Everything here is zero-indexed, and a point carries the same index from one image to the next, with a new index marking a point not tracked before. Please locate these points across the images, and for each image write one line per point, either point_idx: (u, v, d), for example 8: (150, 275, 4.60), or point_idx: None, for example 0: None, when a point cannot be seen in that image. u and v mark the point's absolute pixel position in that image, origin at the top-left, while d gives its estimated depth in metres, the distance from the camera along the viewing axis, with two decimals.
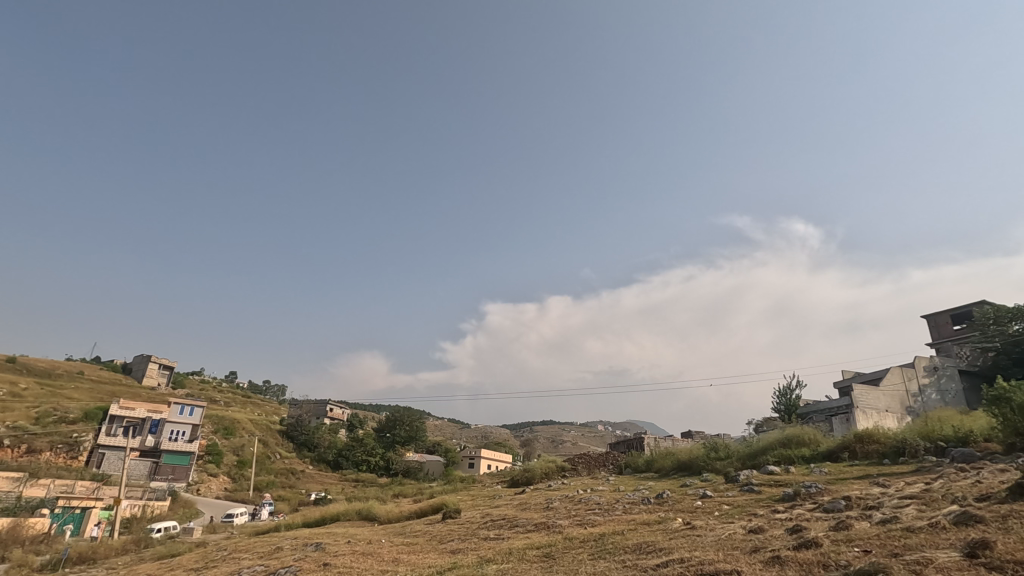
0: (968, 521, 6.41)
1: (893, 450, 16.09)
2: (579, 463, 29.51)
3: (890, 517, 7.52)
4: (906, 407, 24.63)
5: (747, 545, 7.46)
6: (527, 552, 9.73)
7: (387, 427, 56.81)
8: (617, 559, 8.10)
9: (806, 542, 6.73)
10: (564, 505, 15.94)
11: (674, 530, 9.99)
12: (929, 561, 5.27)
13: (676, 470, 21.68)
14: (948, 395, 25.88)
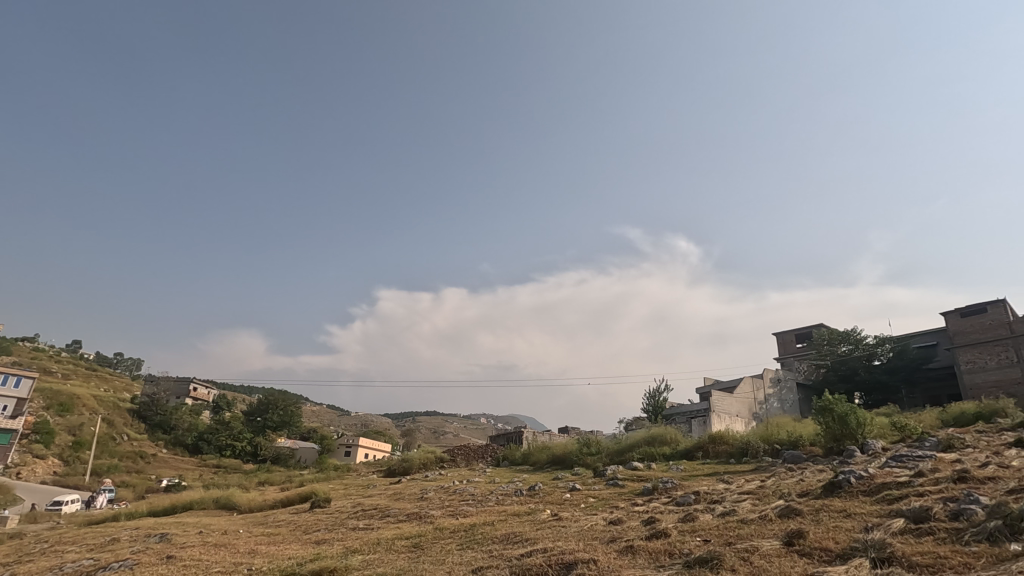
0: (790, 513, 7.35)
1: (738, 451, 18.02)
2: (458, 454, 29.69)
3: (729, 510, 8.43)
4: (753, 413, 27.66)
5: (605, 535, 7.95)
6: (395, 542, 9.61)
7: (258, 410, 53.38)
8: (484, 549, 8.25)
9: (656, 533, 7.33)
10: (439, 495, 15.99)
11: (541, 521, 10.43)
12: (755, 548, 5.96)
13: (550, 464, 22.55)
14: (786, 405, 29.46)
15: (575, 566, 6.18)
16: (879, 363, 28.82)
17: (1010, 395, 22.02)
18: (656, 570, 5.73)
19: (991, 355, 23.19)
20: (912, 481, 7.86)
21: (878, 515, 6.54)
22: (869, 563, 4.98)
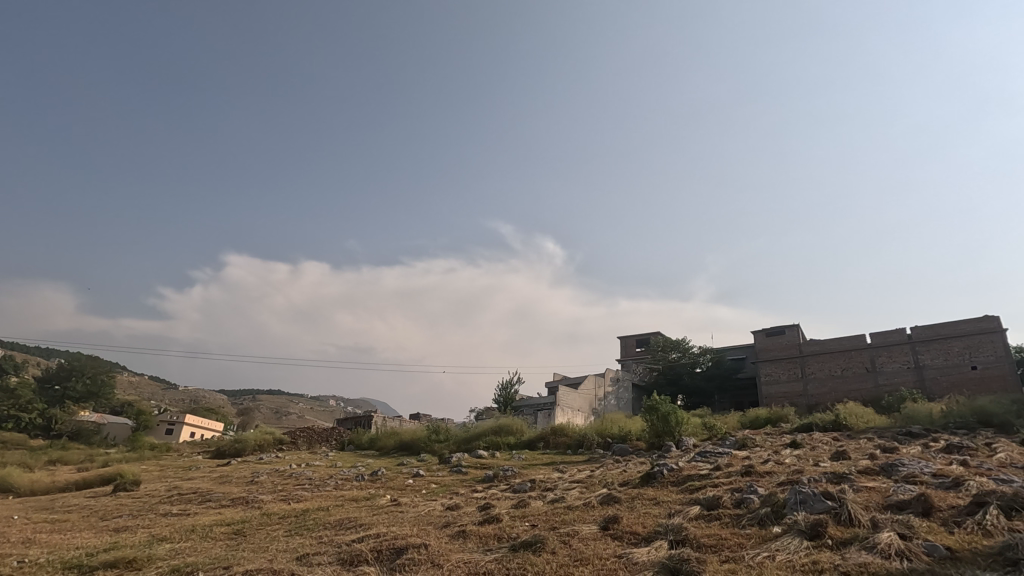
0: (610, 501, 8.08)
1: (575, 443, 19.35)
2: (299, 437, 28.07)
3: (558, 498, 9.03)
4: (592, 408, 29.86)
5: (440, 520, 8.06)
6: (214, 529, 8.80)
7: (56, 378, 45.59)
8: (314, 535, 7.90)
9: (489, 518, 7.60)
10: (271, 479, 14.98)
11: (379, 507, 10.26)
12: (575, 532, 6.46)
13: (396, 450, 22.26)
14: (622, 402, 32.29)
15: (405, 551, 6.16)
16: (700, 370, 32.76)
17: (794, 404, 26.36)
18: (483, 554, 5.94)
19: (784, 369, 27.52)
20: (711, 474, 9.07)
21: (680, 503, 7.46)
22: (667, 544, 5.64)
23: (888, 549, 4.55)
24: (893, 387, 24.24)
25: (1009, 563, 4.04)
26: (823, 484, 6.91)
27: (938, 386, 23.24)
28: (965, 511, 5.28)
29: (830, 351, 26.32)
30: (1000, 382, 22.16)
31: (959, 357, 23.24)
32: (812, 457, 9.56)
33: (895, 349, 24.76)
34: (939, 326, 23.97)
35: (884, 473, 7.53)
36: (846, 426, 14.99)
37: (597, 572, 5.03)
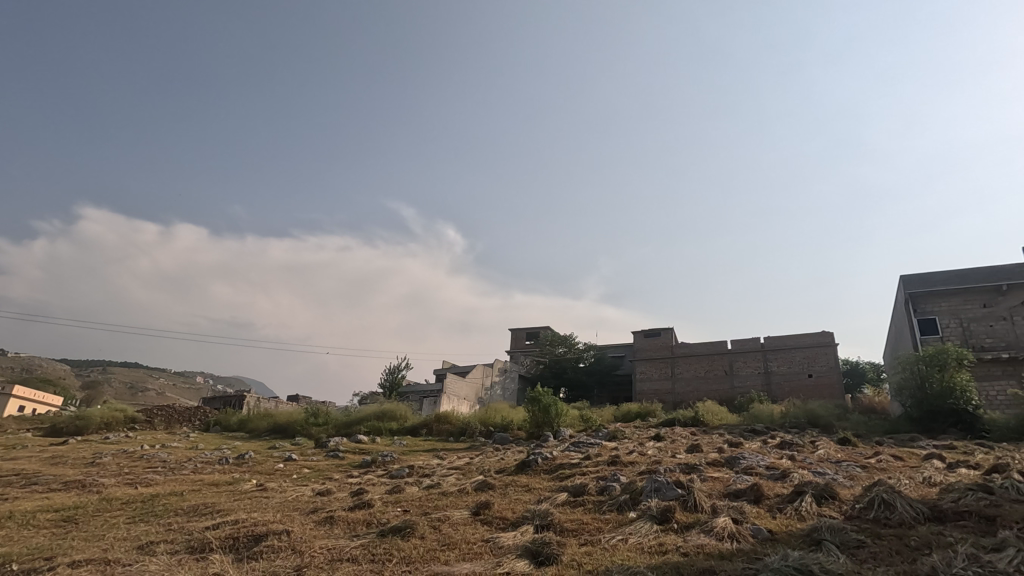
0: (484, 487, 8.26)
1: (458, 431, 19.49)
2: (155, 415, 25.49)
3: (434, 484, 9.06)
4: (478, 397, 30.25)
5: (308, 506, 7.74)
6: (38, 516, 7.74)
7: None
8: (162, 522, 7.24)
9: (361, 504, 7.44)
10: (117, 461, 13.47)
11: (242, 492, 9.63)
12: (446, 518, 6.52)
13: (269, 432, 21.00)
14: (507, 393, 33.03)
15: (264, 538, 5.84)
16: (583, 366, 34.42)
17: (662, 401, 28.60)
18: (349, 539, 5.80)
19: (657, 369, 29.74)
20: (581, 462, 9.61)
21: (549, 490, 7.82)
22: (533, 528, 5.89)
23: (723, 532, 5.11)
24: (746, 390, 27.14)
25: (814, 542, 4.72)
26: (676, 473, 7.60)
27: (781, 390, 26.38)
28: (787, 499, 6.08)
29: (697, 354, 28.85)
30: (829, 389, 25.64)
31: (800, 366, 26.54)
32: (670, 449, 10.47)
33: (750, 356, 27.70)
34: (787, 337, 27.18)
35: (727, 465, 8.45)
36: (703, 423, 16.56)
37: (463, 556, 5.13)
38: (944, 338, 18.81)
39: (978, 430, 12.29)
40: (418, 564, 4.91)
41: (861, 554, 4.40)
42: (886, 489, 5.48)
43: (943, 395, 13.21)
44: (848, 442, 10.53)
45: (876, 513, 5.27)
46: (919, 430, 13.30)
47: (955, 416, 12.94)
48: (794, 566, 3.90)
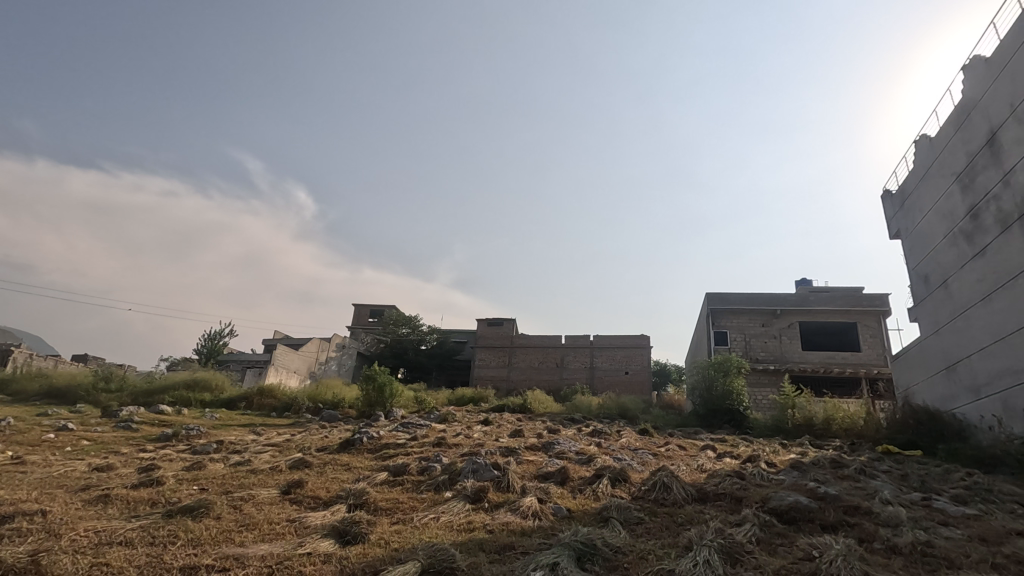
0: (300, 465, 7.83)
1: (282, 406, 18.21)
2: None
3: (244, 460, 8.35)
4: (310, 372, 28.57)
5: (78, 483, 6.62)
6: None
7: None
8: None
9: (148, 481, 6.57)
10: None
11: None
12: (250, 497, 6.05)
13: (39, 397, 17.53)
14: (342, 369, 31.69)
15: (10, 521, 4.87)
16: (424, 348, 34.39)
17: (497, 387, 29.75)
18: (125, 521, 5.09)
19: (495, 356, 30.82)
20: (406, 443, 9.60)
21: (370, 469, 7.67)
22: (345, 507, 5.75)
23: (527, 510, 5.49)
24: (572, 382, 29.39)
25: (603, 519, 5.28)
26: (495, 456, 7.96)
27: (601, 384, 29.02)
28: (587, 481, 6.73)
29: (534, 345, 30.49)
30: (640, 386, 28.84)
31: (619, 363, 29.46)
32: (495, 433, 10.94)
33: (580, 351, 30.02)
34: (612, 337, 29.96)
35: (543, 449, 9.08)
36: (530, 410, 17.56)
37: (262, 537, 4.81)
38: (731, 349, 22.21)
39: (744, 426, 14.78)
40: (207, 547, 4.49)
41: (639, 529, 5.02)
42: (667, 474, 6.34)
43: (723, 396, 15.64)
44: (647, 432, 11.94)
45: (656, 493, 6.07)
46: (702, 425, 15.58)
47: (730, 414, 15.40)
48: (582, 540, 4.32)
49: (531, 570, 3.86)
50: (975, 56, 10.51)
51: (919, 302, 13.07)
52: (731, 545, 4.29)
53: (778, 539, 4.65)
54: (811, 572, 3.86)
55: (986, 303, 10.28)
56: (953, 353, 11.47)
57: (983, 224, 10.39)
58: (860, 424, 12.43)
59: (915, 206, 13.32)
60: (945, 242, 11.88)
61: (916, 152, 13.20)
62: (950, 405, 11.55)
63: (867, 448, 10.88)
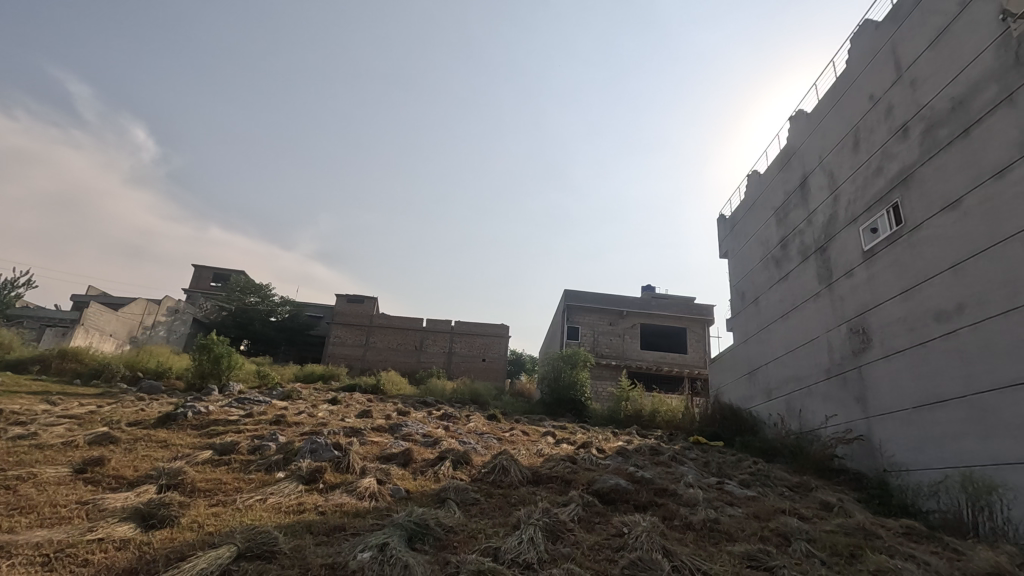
0: (103, 441, 6.83)
1: (90, 373, 15.72)
2: None
3: (28, 434, 7.07)
4: (131, 337, 25.03)
5: None
6: None
7: None
8: None
9: None
10: None
11: None
12: (31, 476, 5.14)
13: None
14: (173, 336, 28.24)
15: None
16: (274, 320, 31.96)
17: (350, 366, 28.68)
18: None
19: (351, 334, 29.64)
20: (239, 420, 8.85)
21: (191, 447, 6.94)
22: (155, 489, 5.14)
23: (364, 491, 5.37)
24: (429, 365, 29.32)
25: (439, 500, 5.36)
26: (338, 436, 7.67)
27: (458, 369, 29.38)
28: (430, 463, 6.78)
29: (394, 326, 29.89)
30: (494, 373, 29.70)
31: (477, 350, 30.05)
32: (341, 413, 10.53)
33: (440, 335, 30.05)
34: (473, 323, 30.43)
35: (390, 431, 8.94)
36: (382, 391, 17.20)
37: (42, 522, 4.12)
38: (581, 344, 23.80)
39: (584, 415, 15.95)
40: None
41: (473, 509, 5.18)
42: (506, 457, 6.63)
43: (569, 386, 16.73)
44: (495, 418, 12.34)
45: (494, 475, 6.32)
46: (547, 413, 16.51)
47: (573, 403, 16.52)
48: (414, 521, 4.35)
49: (359, 552, 3.79)
50: (799, 110, 12.33)
51: (735, 314, 15.10)
52: (554, 524, 4.61)
53: (596, 517, 5.11)
54: (619, 546, 4.30)
55: (784, 320, 12.19)
56: (756, 360, 13.45)
57: (789, 253, 12.26)
58: (679, 417, 14.09)
59: (741, 231, 15.32)
60: (760, 264, 13.83)
61: (748, 185, 15.17)
62: (749, 403, 13.56)
63: (682, 438, 12.37)
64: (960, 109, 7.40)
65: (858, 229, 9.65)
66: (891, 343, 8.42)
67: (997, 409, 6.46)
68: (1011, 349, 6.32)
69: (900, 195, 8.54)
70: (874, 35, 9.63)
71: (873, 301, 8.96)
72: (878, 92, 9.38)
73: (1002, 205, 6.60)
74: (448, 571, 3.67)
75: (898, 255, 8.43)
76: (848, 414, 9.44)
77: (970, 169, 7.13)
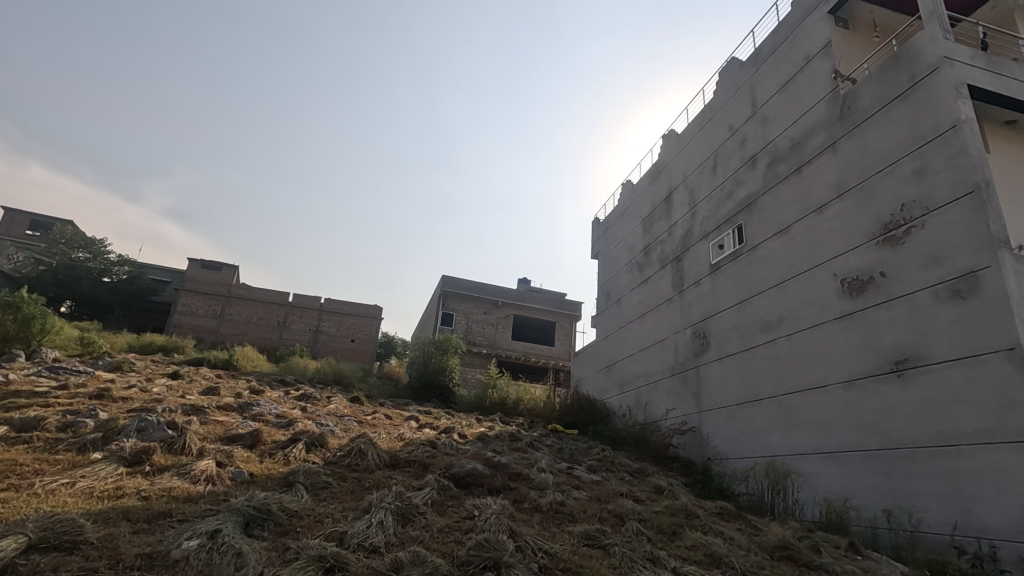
0: None
1: None
2: None
3: None
4: None
5: None
6: None
7: None
8: None
9: None
10: None
11: None
12: None
13: None
14: None
15: None
16: (107, 281, 27.88)
17: (199, 339, 26.00)
18: None
19: (204, 304, 26.85)
20: (49, 392, 7.61)
21: None
22: None
23: (200, 475, 4.90)
24: (291, 343, 27.55)
25: (286, 484, 5.07)
26: (174, 414, 6.91)
27: (323, 349, 27.98)
28: (280, 446, 6.38)
29: (254, 299, 27.63)
30: (363, 355, 28.74)
31: (346, 330, 28.85)
32: (181, 389, 9.49)
33: (306, 312, 28.36)
34: (344, 302, 29.13)
35: (238, 410, 8.25)
36: (235, 367, 15.82)
37: None
38: (454, 331, 23.89)
39: (450, 401, 16.05)
40: None
41: (323, 493, 4.98)
42: (364, 441, 6.45)
43: (438, 372, 16.73)
44: (358, 400, 11.95)
45: (350, 459, 6.12)
46: (413, 397, 16.36)
47: (440, 389, 16.54)
48: (255, 506, 4.07)
49: (185, 540, 3.46)
50: (672, 129, 13.41)
51: (599, 312, 16.12)
52: (407, 508, 4.58)
53: (449, 501, 5.17)
54: (469, 528, 4.40)
55: (641, 320, 13.27)
56: (614, 355, 14.49)
57: (651, 260, 13.34)
58: (540, 406, 14.76)
59: (612, 235, 16.38)
60: (625, 268, 14.90)
61: (622, 192, 16.21)
62: (604, 395, 14.61)
63: (542, 426, 12.97)
64: (797, 149, 8.57)
65: (708, 244, 10.78)
66: (725, 347, 9.54)
67: (797, 407, 7.64)
68: (813, 358, 7.49)
69: (744, 217, 9.68)
70: (738, 73, 10.76)
71: (714, 309, 10.08)
72: (736, 124, 10.51)
73: (818, 236, 7.77)
74: (286, 557, 3.48)
75: (737, 270, 9.57)
76: (685, 408, 10.56)
77: (799, 203, 8.29)
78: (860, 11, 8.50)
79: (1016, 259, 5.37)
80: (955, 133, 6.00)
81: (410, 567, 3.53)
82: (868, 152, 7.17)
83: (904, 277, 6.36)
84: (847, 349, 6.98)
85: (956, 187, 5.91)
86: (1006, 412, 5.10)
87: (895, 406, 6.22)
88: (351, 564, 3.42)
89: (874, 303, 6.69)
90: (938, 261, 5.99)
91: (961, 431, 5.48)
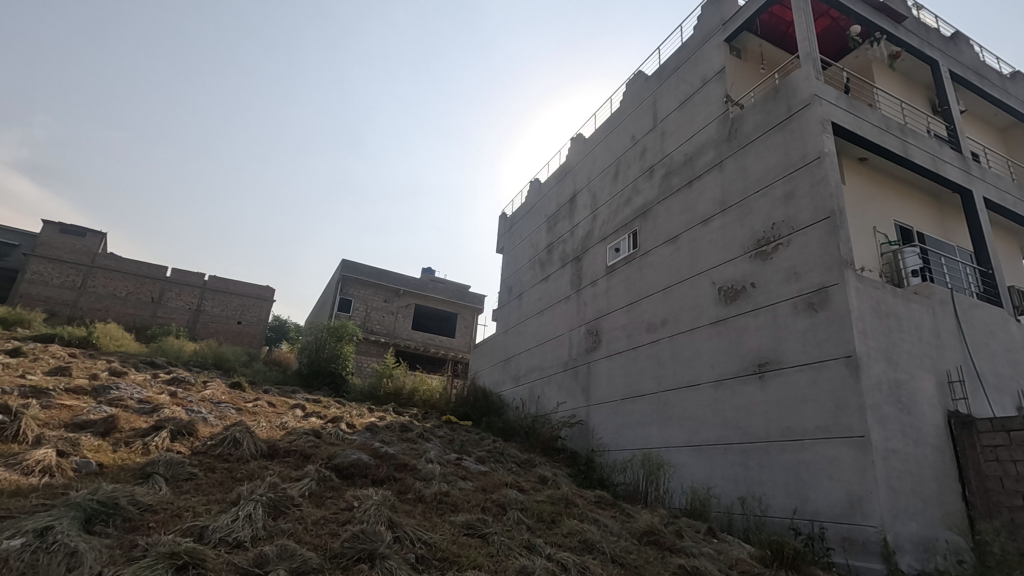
0: None
1: None
2: None
3: None
4: None
5: None
6: None
7: None
8: None
9: None
10: None
11: None
12: None
13: None
14: None
15: None
16: None
17: (51, 312, 22.85)
18: None
19: (59, 273, 23.66)
20: None
21: None
22: None
23: (34, 465, 4.32)
24: (166, 322, 25.07)
25: (143, 475, 4.62)
26: (8, 396, 6.03)
27: (204, 330, 25.77)
28: (140, 434, 5.78)
29: (123, 271, 24.81)
30: (249, 339, 26.86)
31: (231, 311, 26.77)
32: (21, 368, 8.27)
33: (186, 289, 25.96)
34: (230, 281, 27.01)
35: (91, 394, 7.36)
36: (94, 346, 14.09)
37: None
38: (351, 317, 23.04)
39: (341, 389, 15.45)
40: None
41: (185, 486, 4.59)
42: (240, 430, 6.02)
43: (330, 359, 16.04)
44: (239, 387, 11.14)
45: (221, 450, 5.69)
46: (302, 385, 15.56)
47: (331, 376, 15.87)
48: (99, 500, 3.65)
49: (4, 539, 3.03)
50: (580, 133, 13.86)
51: (500, 306, 16.35)
52: (279, 499, 4.35)
53: (329, 492, 4.98)
54: (346, 519, 4.26)
55: (539, 316, 13.61)
56: (511, 349, 14.78)
57: (553, 257, 13.73)
58: (436, 397, 14.66)
59: (517, 232, 16.66)
60: (528, 264, 15.21)
61: (529, 191, 16.52)
62: (500, 388, 14.86)
63: (435, 417, 12.86)
64: (689, 164, 9.20)
65: (605, 247, 11.28)
66: (614, 344, 10.06)
67: (673, 403, 8.22)
68: (689, 359, 8.11)
69: (639, 224, 10.25)
70: (643, 86, 11.35)
71: (607, 308, 10.59)
72: (638, 135, 11.08)
73: (701, 246, 8.42)
74: (131, 555, 3.17)
75: (630, 273, 10.11)
76: (574, 401, 11.01)
77: (687, 214, 8.92)
78: (751, 43, 9.29)
79: (858, 278, 6.17)
80: (818, 163, 6.75)
81: (276, 561, 3.35)
82: (748, 173, 7.87)
83: (770, 288, 7.06)
84: (719, 351, 7.63)
85: (816, 211, 6.65)
86: (841, 412, 5.85)
87: (753, 404, 6.91)
88: (209, 561, 3.19)
89: (744, 311, 7.36)
90: (797, 276, 6.72)
91: (804, 427, 6.20)
